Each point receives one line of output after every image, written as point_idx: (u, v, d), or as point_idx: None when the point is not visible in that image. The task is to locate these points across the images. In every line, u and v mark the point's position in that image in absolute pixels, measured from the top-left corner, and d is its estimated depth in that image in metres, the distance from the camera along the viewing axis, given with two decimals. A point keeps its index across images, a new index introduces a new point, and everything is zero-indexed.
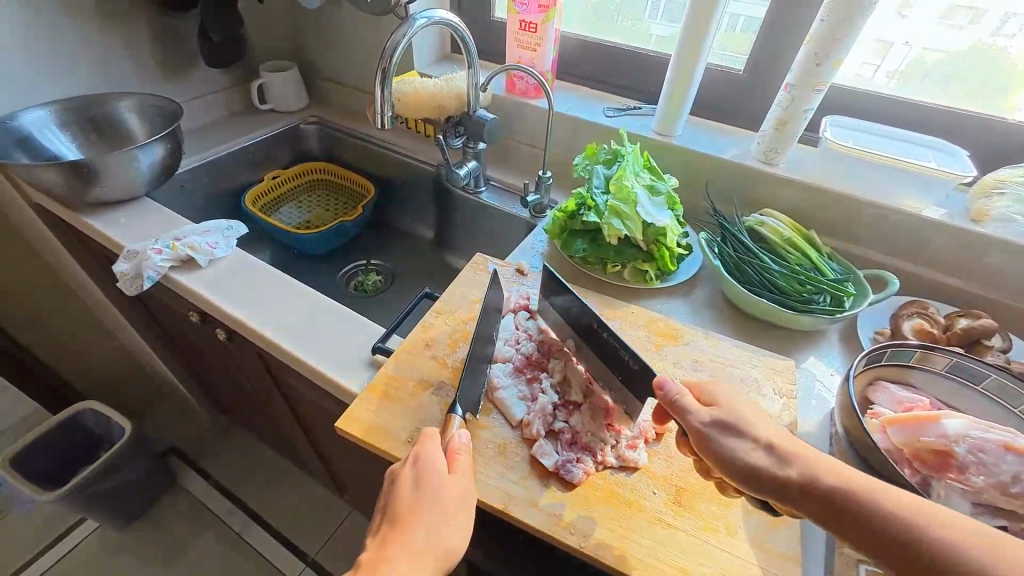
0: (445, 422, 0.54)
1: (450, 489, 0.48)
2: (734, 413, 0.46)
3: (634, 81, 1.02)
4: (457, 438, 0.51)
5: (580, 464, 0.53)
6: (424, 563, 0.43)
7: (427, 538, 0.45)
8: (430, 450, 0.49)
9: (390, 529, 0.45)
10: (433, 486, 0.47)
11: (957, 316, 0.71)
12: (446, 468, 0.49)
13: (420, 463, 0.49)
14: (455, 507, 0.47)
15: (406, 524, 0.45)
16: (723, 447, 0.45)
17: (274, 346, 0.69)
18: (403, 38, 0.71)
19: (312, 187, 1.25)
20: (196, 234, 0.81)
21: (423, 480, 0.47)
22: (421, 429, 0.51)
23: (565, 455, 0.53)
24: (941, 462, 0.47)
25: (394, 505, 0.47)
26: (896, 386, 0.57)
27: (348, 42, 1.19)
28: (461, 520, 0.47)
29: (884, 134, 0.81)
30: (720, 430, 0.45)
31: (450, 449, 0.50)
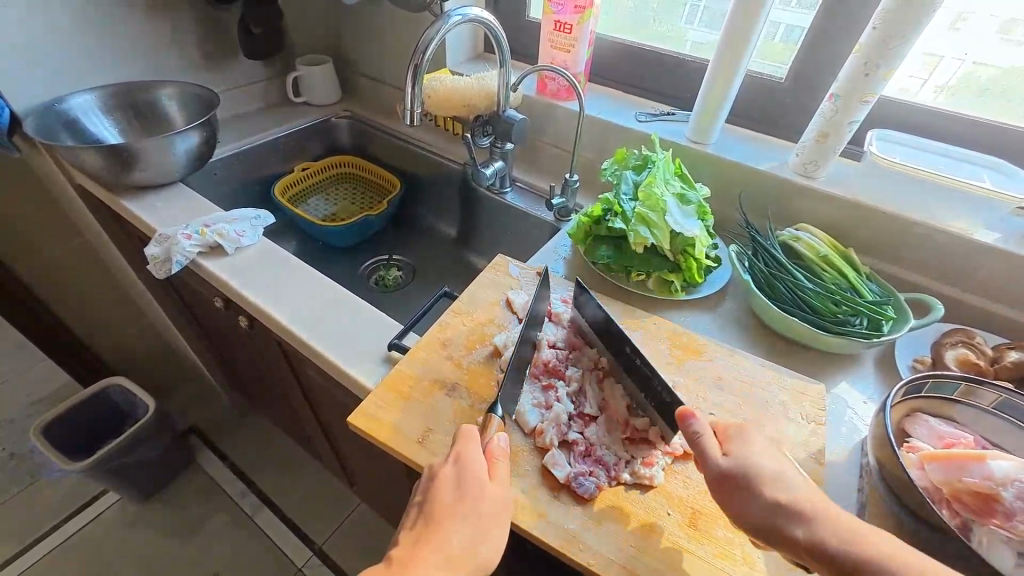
0: (485, 422, 0.53)
1: (487, 497, 0.47)
2: (751, 472, 0.45)
3: (669, 86, 1.00)
4: (497, 442, 0.50)
5: (593, 478, 0.51)
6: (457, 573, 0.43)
7: (459, 547, 0.44)
8: (471, 452, 0.49)
9: (424, 529, 0.46)
10: (472, 490, 0.47)
11: (1006, 349, 0.66)
12: (486, 473, 0.48)
13: (460, 465, 0.48)
14: (491, 517, 0.46)
15: (443, 528, 0.45)
16: (738, 502, 0.44)
17: (294, 336, 0.69)
18: (435, 35, 0.71)
19: (339, 180, 1.26)
20: (225, 221, 0.82)
21: (464, 484, 0.47)
22: (464, 428, 0.50)
23: (578, 468, 0.52)
24: (984, 505, 0.44)
25: (431, 507, 0.46)
26: (936, 419, 0.54)
27: (382, 38, 1.20)
28: (495, 533, 0.46)
29: (934, 150, 0.77)
30: (735, 488, 0.45)
31: (489, 452, 0.50)
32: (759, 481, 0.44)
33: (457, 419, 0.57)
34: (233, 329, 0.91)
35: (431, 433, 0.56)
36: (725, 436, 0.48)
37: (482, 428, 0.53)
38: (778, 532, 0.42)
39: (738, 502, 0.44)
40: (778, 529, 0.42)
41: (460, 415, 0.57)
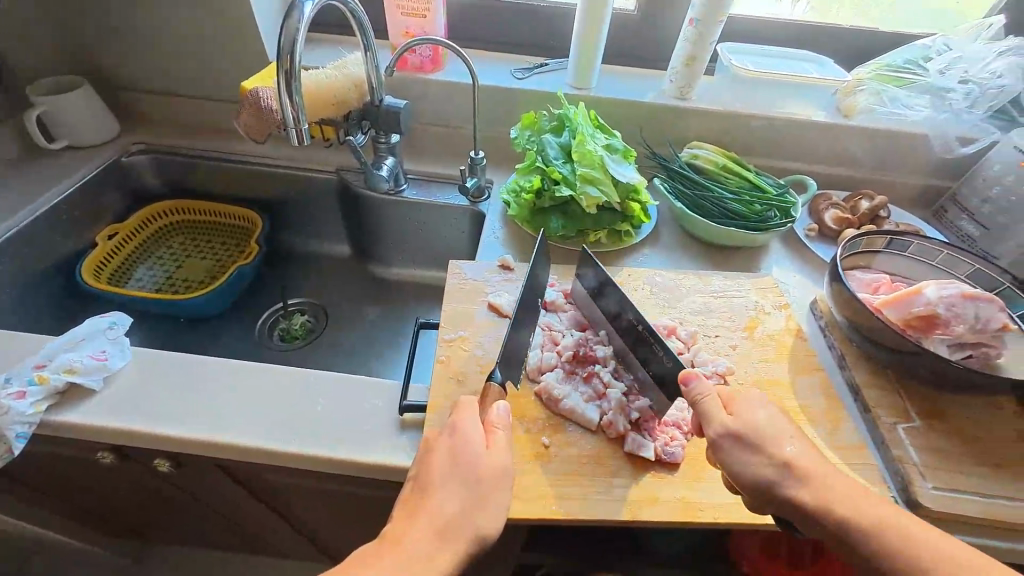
0: (485, 392, 0.52)
1: (485, 464, 0.45)
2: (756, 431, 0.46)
3: (530, 36, 0.96)
4: (496, 412, 0.48)
5: (676, 442, 0.53)
6: (451, 546, 0.41)
7: (454, 517, 0.42)
8: (468, 422, 0.47)
9: (416, 500, 0.43)
10: (468, 460, 0.45)
11: (857, 199, 0.86)
12: (482, 442, 0.46)
13: (456, 434, 0.46)
14: (490, 485, 0.44)
15: (432, 494, 0.43)
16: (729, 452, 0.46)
17: (266, 454, 0.55)
18: (301, 26, 0.54)
19: (169, 236, 0.98)
20: (64, 349, 0.57)
21: (457, 455, 0.45)
22: (460, 398, 0.49)
23: (659, 440, 0.53)
24: (928, 324, 0.58)
25: (420, 481, 0.44)
26: (859, 270, 0.68)
27: (160, 40, 0.90)
28: (495, 501, 0.44)
29: (769, 54, 0.90)
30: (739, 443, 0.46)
31: (488, 423, 0.48)
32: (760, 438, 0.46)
33: (523, 450, 0.52)
34: (132, 478, 0.67)
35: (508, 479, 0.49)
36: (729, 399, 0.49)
37: (482, 401, 0.51)
38: (779, 492, 0.44)
39: (727, 457, 0.46)
40: (777, 486, 0.44)
41: (523, 444, 0.52)
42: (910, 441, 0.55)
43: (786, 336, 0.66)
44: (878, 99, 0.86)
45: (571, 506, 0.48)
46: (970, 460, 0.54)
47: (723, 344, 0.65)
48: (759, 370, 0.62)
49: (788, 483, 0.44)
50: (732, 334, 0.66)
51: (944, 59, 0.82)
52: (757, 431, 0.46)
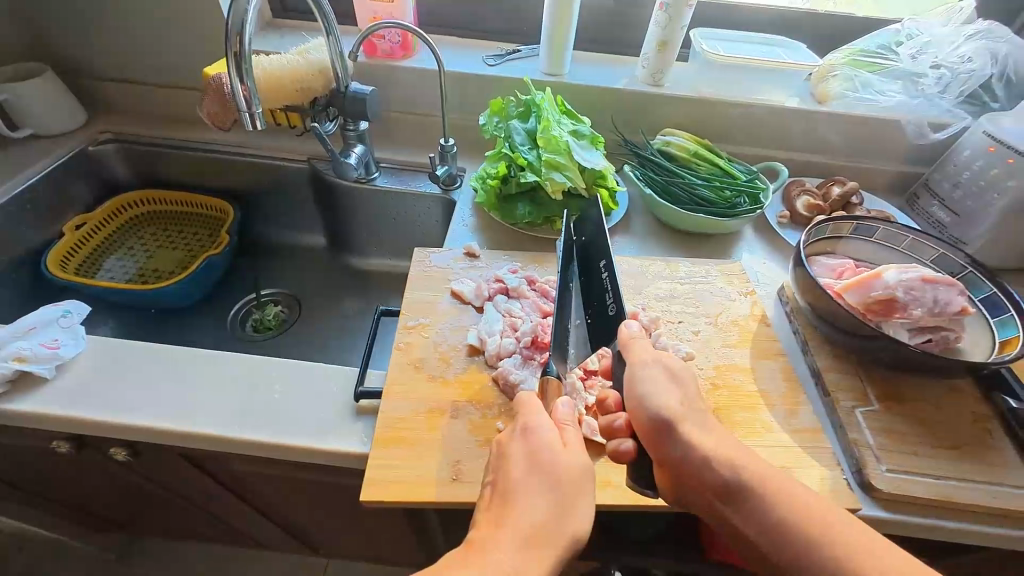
0: (541, 388, 0.50)
1: (565, 463, 0.42)
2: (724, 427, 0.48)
3: (503, 23, 0.95)
4: (563, 408, 0.46)
5: None
6: (547, 552, 0.37)
7: (546, 520, 0.39)
8: (537, 420, 0.45)
9: (500, 505, 0.40)
10: (547, 459, 0.42)
11: (829, 186, 0.85)
12: (558, 440, 0.44)
13: (529, 434, 0.44)
14: (574, 487, 0.41)
15: (519, 497, 0.40)
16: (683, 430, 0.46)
17: (221, 441, 0.54)
18: (250, 6, 0.52)
19: (140, 226, 0.98)
20: (17, 337, 0.57)
21: (537, 455, 0.42)
22: (525, 396, 0.47)
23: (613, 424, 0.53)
24: (888, 307, 0.58)
25: (504, 485, 0.41)
26: (825, 256, 0.68)
27: (125, 27, 0.89)
28: (583, 502, 0.41)
29: (742, 39, 0.89)
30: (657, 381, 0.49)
31: (557, 419, 0.46)
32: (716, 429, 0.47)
33: (477, 434, 0.52)
34: (93, 469, 0.66)
35: (461, 463, 0.49)
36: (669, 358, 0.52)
37: (542, 396, 0.49)
38: (676, 430, 0.46)
39: (682, 435, 0.46)
40: (675, 424, 0.46)
41: (478, 429, 0.52)
42: (867, 425, 0.55)
43: (750, 321, 0.66)
44: (851, 85, 0.85)
45: None
46: (926, 443, 0.54)
47: (685, 329, 0.64)
48: (720, 355, 0.62)
49: (684, 424, 0.46)
50: (695, 320, 0.66)
51: (915, 44, 0.81)
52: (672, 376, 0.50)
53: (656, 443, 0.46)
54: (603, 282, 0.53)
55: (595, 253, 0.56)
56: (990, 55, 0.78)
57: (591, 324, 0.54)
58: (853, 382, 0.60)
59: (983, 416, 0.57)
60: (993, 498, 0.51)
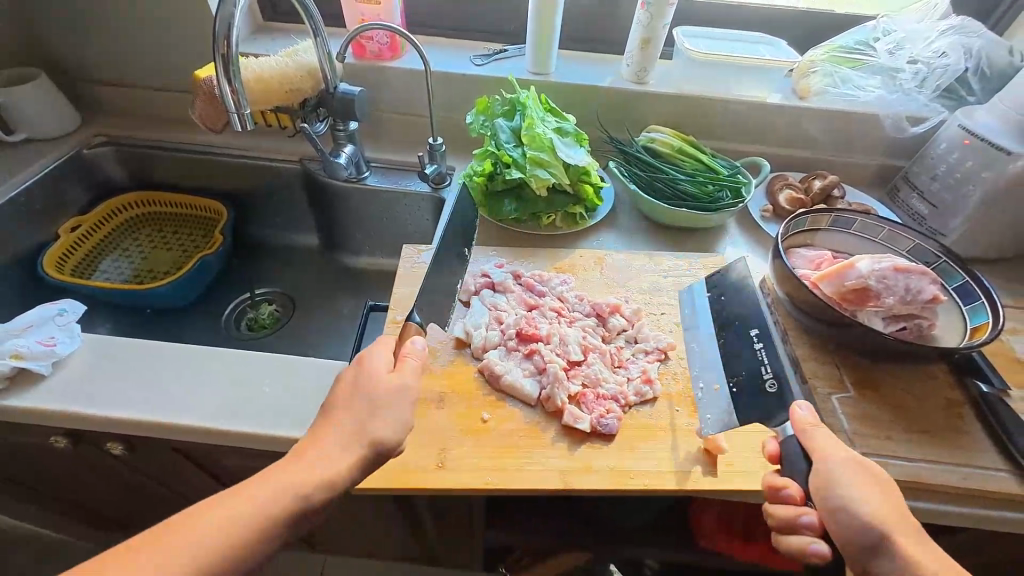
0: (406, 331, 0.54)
1: (385, 385, 0.49)
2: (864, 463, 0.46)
3: (490, 23, 0.97)
4: (413, 347, 0.52)
5: (612, 415, 0.54)
6: (349, 453, 0.45)
7: (355, 428, 0.46)
8: (371, 356, 0.51)
9: (324, 420, 0.47)
10: (369, 383, 0.49)
11: (810, 180, 0.87)
12: (385, 370, 0.50)
13: (362, 367, 0.50)
14: (385, 402, 0.48)
15: (337, 416, 0.47)
16: (842, 490, 0.44)
17: (214, 434, 0.56)
18: (235, 10, 0.54)
19: (135, 228, 0.99)
20: (14, 335, 0.58)
21: (360, 383, 0.49)
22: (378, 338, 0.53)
23: (595, 412, 0.54)
24: (861, 296, 0.60)
25: (329, 404, 0.49)
26: (803, 248, 0.70)
27: (117, 32, 0.90)
28: (389, 414, 0.47)
29: (725, 36, 0.91)
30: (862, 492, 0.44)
31: (400, 355, 0.52)
32: (870, 479, 0.45)
33: (463, 424, 0.53)
34: (91, 466, 0.68)
35: (447, 451, 0.51)
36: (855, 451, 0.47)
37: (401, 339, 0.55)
38: (888, 549, 0.43)
39: (897, 551, 0.43)
40: (890, 544, 0.43)
41: (463, 419, 0.53)
42: (843, 410, 0.57)
43: None
44: (831, 81, 0.87)
45: (503, 476, 0.49)
46: (899, 427, 0.56)
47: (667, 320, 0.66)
48: None
49: (898, 541, 0.43)
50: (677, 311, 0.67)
51: (890, 39, 0.83)
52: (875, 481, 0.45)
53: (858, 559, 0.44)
54: (752, 354, 0.52)
55: (737, 321, 0.56)
56: (965, 50, 0.80)
57: (735, 392, 0.52)
58: (830, 370, 0.61)
59: (956, 401, 0.59)
60: (964, 480, 0.52)
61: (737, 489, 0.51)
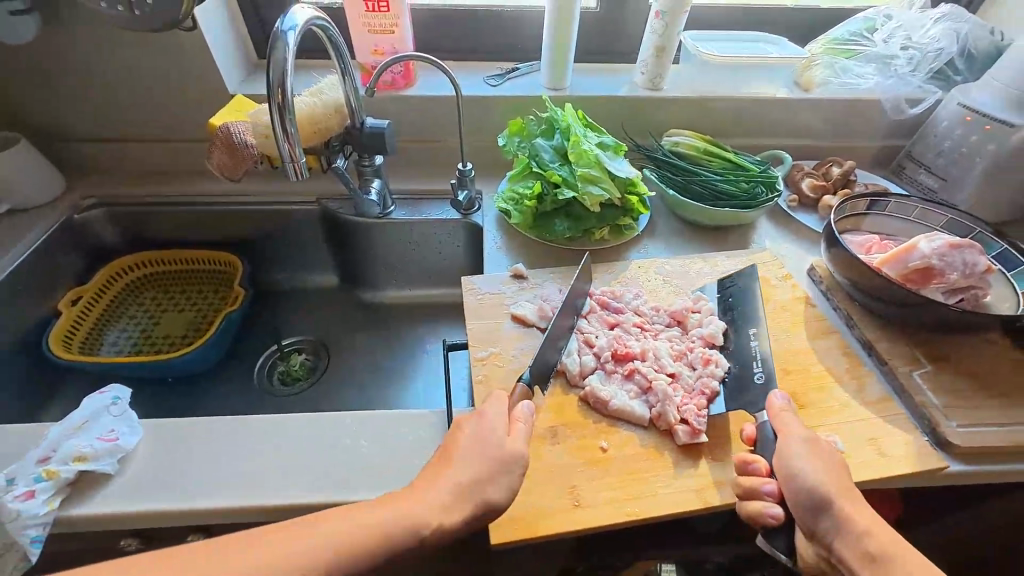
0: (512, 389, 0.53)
1: (506, 445, 0.47)
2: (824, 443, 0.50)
3: (497, 43, 0.96)
4: (522, 407, 0.50)
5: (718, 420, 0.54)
6: (461, 508, 0.43)
7: (470, 484, 0.44)
8: (491, 410, 0.49)
9: (438, 465, 0.46)
10: (489, 440, 0.47)
11: (828, 166, 0.91)
12: (503, 429, 0.48)
13: (480, 419, 0.49)
14: (502, 466, 0.46)
15: (449, 465, 0.45)
16: (799, 457, 0.48)
17: (317, 509, 0.51)
18: (287, 55, 0.51)
19: (140, 291, 0.91)
20: (67, 435, 0.52)
21: (480, 435, 0.47)
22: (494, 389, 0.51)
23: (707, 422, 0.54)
24: (925, 275, 0.62)
25: (444, 450, 0.47)
26: (850, 234, 0.73)
27: (102, 83, 0.84)
28: (504, 478, 0.45)
29: (729, 38, 0.94)
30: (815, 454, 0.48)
31: (512, 416, 0.50)
32: (826, 454, 0.49)
33: (584, 457, 0.52)
34: None
35: (577, 488, 0.49)
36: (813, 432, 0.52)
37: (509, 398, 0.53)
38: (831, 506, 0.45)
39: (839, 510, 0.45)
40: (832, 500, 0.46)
41: (582, 451, 0.52)
42: (927, 386, 0.59)
43: (795, 304, 0.70)
44: (832, 71, 0.92)
45: (641, 504, 0.48)
46: (980, 394, 0.59)
47: None
48: (779, 341, 0.65)
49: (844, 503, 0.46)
50: None
51: (887, 29, 0.89)
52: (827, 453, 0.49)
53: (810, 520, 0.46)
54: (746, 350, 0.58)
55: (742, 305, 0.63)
56: (952, 34, 0.86)
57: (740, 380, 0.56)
58: (902, 346, 0.64)
59: (1019, 362, 0.63)
60: None
61: (861, 480, 0.52)
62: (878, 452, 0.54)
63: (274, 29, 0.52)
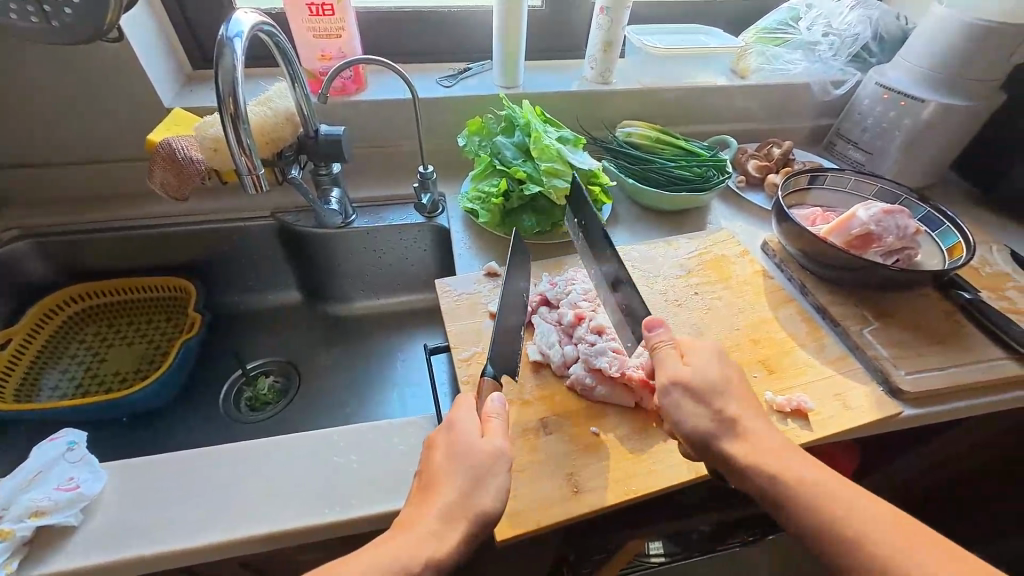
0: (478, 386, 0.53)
1: (482, 449, 0.46)
2: (706, 382, 0.50)
3: (446, 43, 0.96)
4: (491, 402, 0.50)
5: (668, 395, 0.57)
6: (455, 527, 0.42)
7: (459, 499, 0.43)
8: (461, 418, 0.49)
9: (425, 490, 0.45)
10: (466, 449, 0.46)
11: (769, 147, 0.97)
12: (478, 431, 0.47)
13: (453, 429, 0.48)
14: (486, 469, 0.45)
15: (436, 486, 0.44)
16: (677, 408, 0.49)
17: (309, 532, 0.49)
18: (236, 63, 0.49)
19: (80, 327, 0.84)
20: (19, 490, 0.47)
21: (456, 445, 0.46)
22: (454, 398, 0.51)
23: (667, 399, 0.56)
24: (866, 240, 0.68)
25: (427, 470, 0.46)
26: (796, 208, 0.78)
27: (15, 104, 0.76)
28: (492, 481, 0.45)
29: (669, 31, 0.99)
30: (690, 395, 0.49)
31: (484, 414, 0.49)
32: (709, 393, 0.50)
33: (577, 444, 0.52)
34: None
35: (574, 476, 0.50)
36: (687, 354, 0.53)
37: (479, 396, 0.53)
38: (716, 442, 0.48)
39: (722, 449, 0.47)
40: (716, 437, 0.48)
41: (575, 439, 0.53)
42: (876, 341, 0.65)
43: (755, 277, 0.74)
44: (765, 59, 0.98)
45: (637, 482, 0.50)
46: (922, 343, 0.65)
47: (704, 297, 0.70)
48: (744, 313, 0.68)
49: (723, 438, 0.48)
50: (711, 287, 0.72)
51: (809, 18, 0.96)
52: (705, 385, 0.50)
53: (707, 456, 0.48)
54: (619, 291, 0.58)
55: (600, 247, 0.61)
56: (866, 20, 0.94)
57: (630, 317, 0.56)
58: (851, 306, 0.69)
59: (951, 312, 0.69)
60: (983, 373, 0.62)
61: (832, 432, 0.56)
62: (844, 406, 0.58)
63: (218, 37, 0.49)
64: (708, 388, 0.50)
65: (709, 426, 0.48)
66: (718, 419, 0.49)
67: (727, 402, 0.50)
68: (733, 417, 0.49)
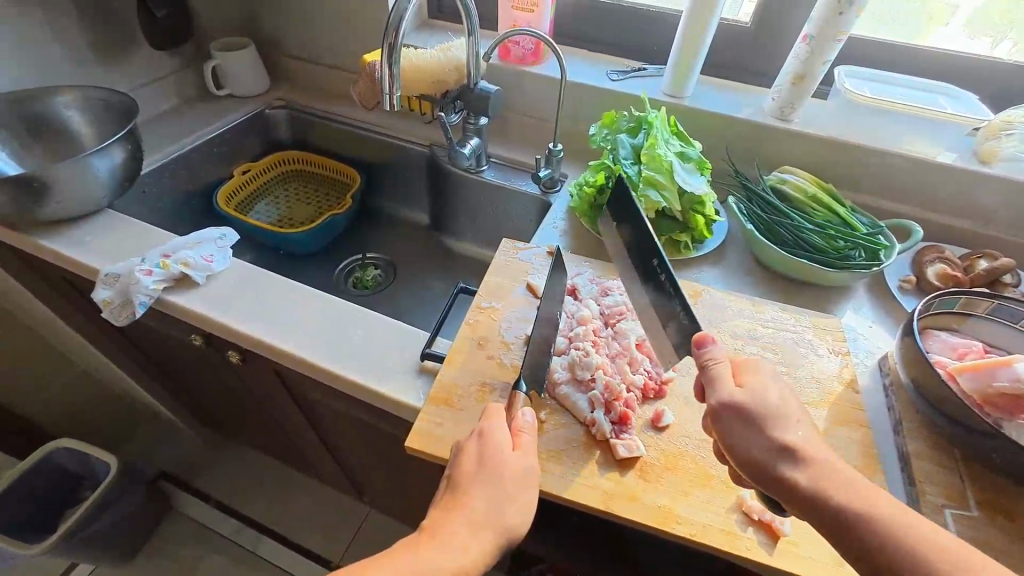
0: (512, 399, 0.53)
1: (511, 462, 0.47)
2: (762, 405, 0.43)
3: (632, 41, 0.99)
4: (522, 417, 0.50)
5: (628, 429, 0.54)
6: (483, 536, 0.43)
7: (487, 512, 0.44)
8: (496, 426, 0.49)
9: (450, 498, 0.45)
10: (497, 461, 0.46)
11: (974, 258, 0.74)
12: (510, 444, 0.48)
13: (485, 437, 0.48)
14: (516, 484, 0.46)
15: (465, 498, 0.45)
16: (730, 433, 0.43)
17: (316, 368, 0.63)
18: (409, 7, 0.63)
19: (287, 180, 1.16)
20: (187, 247, 0.72)
21: (486, 455, 0.46)
22: (488, 405, 0.50)
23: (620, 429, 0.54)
24: (1014, 404, 0.50)
25: (455, 476, 0.46)
26: (945, 333, 0.60)
27: (313, 16, 1.08)
28: (522, 498, 0.46)
29: (896, 82, 0.82)
30: (740, 418, 0.43)
31: (516, 427, 0.50)
32: (767, 415, 0.43)
33: None
34: (214, 366, 0.81)
35: None
36: (740, 369, 0.46)
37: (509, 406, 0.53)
38: (772, 470, 0.42)
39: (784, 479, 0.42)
40: (770, 465, 0.42)
41: None
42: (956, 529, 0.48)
43: (835, 383, 0.60)
44: None
45: (546, 478, 0.51)
46: None
47: None
48: None
49: (787, 463, 0.42)
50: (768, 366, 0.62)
51: None
52: (763, 409, 0.43)
53: (760, 480, 0.43)
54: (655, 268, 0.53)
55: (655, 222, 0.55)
56: None
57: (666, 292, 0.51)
58: (950, 475, 0.52)
59: None
60: None
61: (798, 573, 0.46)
62: (836, 559, 0.47)
63: None
64: (774, 415, 0.43)
65: (768, 458, 0.42)
66: (775, 447, 0.42)
67: (786, 422, 0.43)
68: (811, 452, 0.42)
